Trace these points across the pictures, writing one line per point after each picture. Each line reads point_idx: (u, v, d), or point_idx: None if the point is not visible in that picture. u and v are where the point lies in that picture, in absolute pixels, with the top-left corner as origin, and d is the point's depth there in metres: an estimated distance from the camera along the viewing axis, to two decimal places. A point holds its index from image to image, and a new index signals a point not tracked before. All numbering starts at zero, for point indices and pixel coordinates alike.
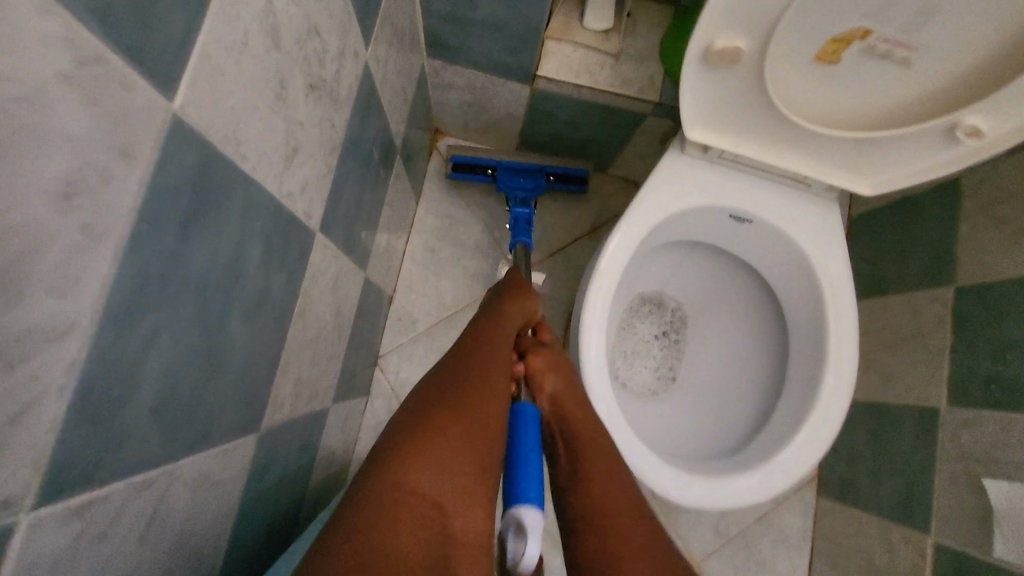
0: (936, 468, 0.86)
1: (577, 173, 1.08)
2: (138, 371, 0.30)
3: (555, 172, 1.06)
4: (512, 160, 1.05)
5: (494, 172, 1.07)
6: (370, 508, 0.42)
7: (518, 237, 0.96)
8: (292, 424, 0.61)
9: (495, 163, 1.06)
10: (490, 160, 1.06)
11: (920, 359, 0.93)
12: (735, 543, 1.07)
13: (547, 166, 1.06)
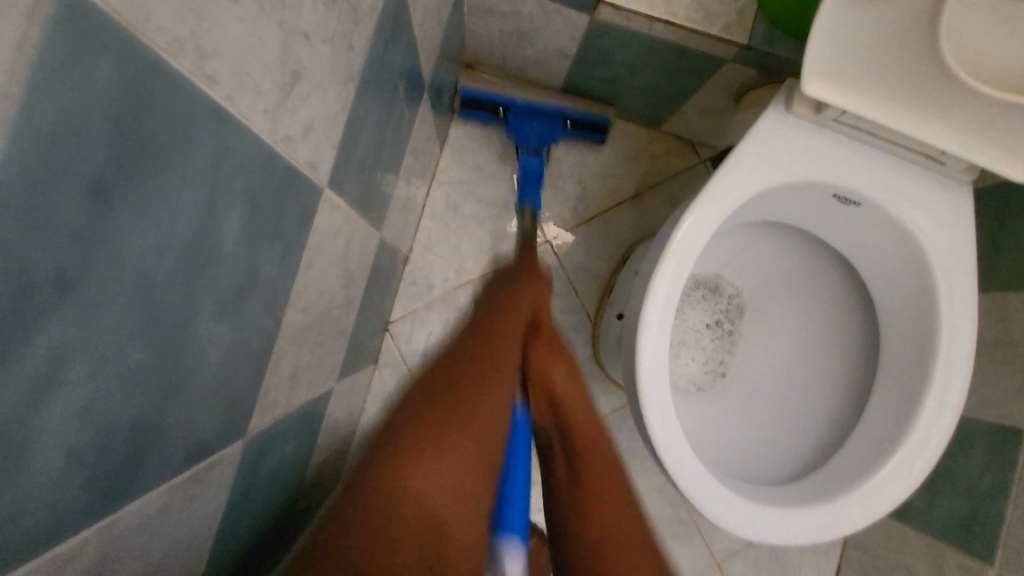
0: (1012, 496, 0.74)
1: (596, 122, 0.94)
2: (33, 419, 0.20)
3: (574, 119, 0.93)
4: (526, 100, 0.92)
5: (505, 112, 0.93)
6: (375, 505, 0.44)
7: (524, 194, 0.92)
8: (287, 416, 0.51)
9: (507, 103, 0.92)
10: (501, 98, 0.92)
11: (1002, 371, 0.80)
12: (761, 545, 0.99)
13: (567, 110, 0.93)
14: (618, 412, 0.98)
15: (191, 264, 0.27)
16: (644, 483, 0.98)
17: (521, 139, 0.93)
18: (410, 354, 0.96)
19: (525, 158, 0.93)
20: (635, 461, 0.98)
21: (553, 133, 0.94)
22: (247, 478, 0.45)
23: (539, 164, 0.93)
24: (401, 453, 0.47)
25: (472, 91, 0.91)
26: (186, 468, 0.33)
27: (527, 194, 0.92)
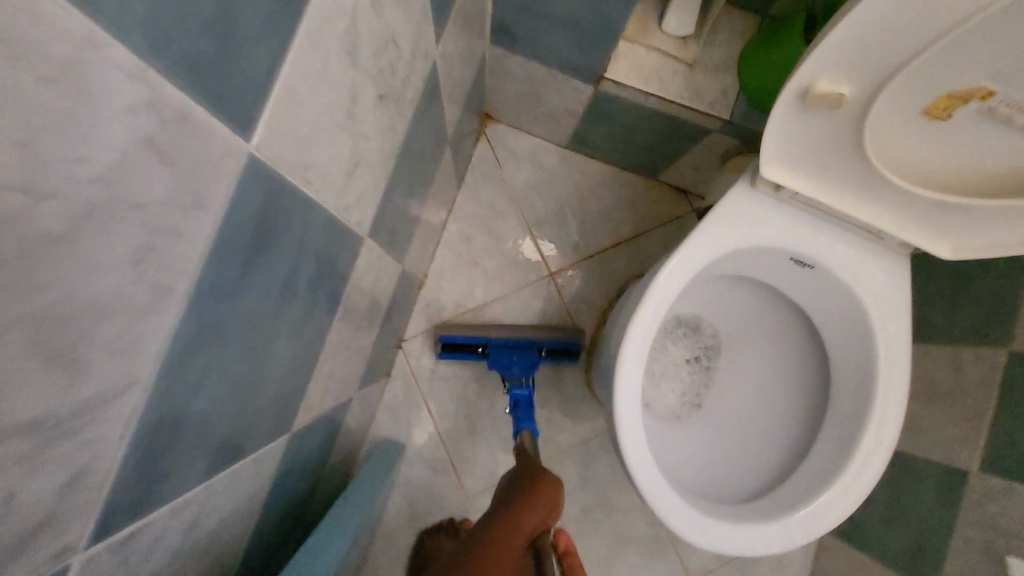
0: (956, 531, 0.82)
1: (569, 346, 1.03)
2: (190, 411, 0.30)
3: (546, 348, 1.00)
4: (503, 339, 0.99)
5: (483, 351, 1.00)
6: None
7: (522, 423, 0.89)
8: (318, 417, 0.61)
9: (485, 342, 0.99)
10: (479, 338, 1.00)
11: (954, 417, 0.89)
12: (732, 566, 1.07)
13: (541, 343, 1.00)
14: (606, 434, 1.08)
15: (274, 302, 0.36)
16: (626, 498, 1.07)
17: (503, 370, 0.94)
18: (419, 370, 1.07)
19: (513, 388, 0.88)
20: (618, 480, 1.07)
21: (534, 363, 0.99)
22: (286, 468, 0.55)
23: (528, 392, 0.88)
24: None
25: (449, 339, 1.00)
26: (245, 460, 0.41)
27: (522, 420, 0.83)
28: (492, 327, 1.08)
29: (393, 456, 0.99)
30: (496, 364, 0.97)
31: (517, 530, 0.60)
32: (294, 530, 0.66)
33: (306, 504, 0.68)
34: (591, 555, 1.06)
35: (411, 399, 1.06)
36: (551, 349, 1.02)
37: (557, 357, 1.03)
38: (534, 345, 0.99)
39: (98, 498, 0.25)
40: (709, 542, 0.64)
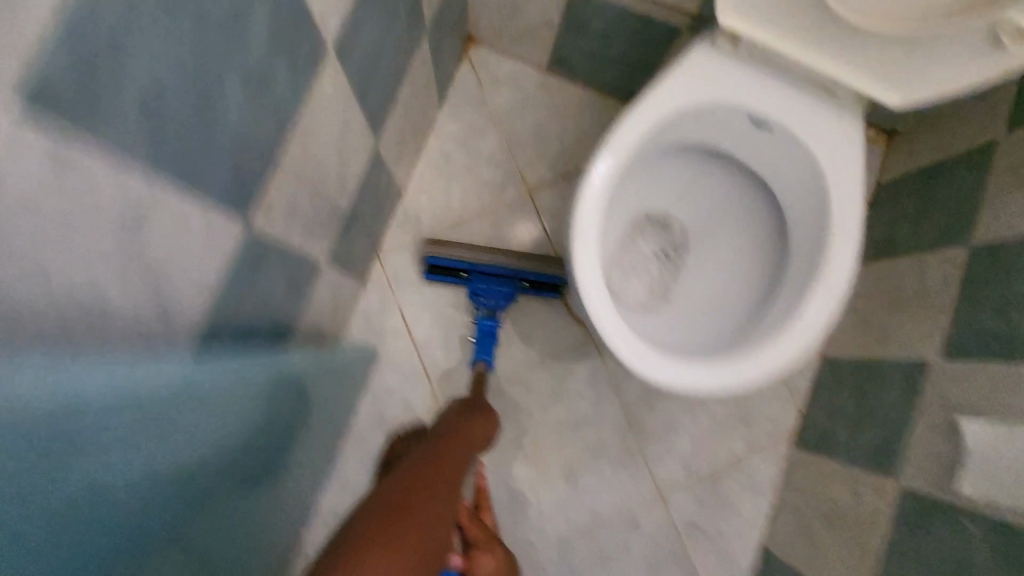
0: (917, 418, 0.83)
1: (552, 280, 1.02)
2: (126, 53, 0.32)
3: (529, 280, 1.02)
4: (487, 265, 1.01)
5: (467, 275, 1.02)
6: (370, 532, 0.56)
7: (478, 354, 1.00)
8: (277, 244, 0.63)
9: (469, 268, 1.02)
10: (463, 263, 1.02)
11: (917, 317, 0.91)
12: (703, 481, 1.07)
13: (524, 273, 1.02)
14: (580, 349, 1.09)
15: (222, 13, 0.38)
16: (597, 411, 1.08)
17: (481, 301, 1.00)
18: (396, 280, 1.07)
19: (480, 320, 1.01)
20: (590, 392, 1.08)
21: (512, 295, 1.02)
22: (240, 275, 0.56)
23: (494, 324, 1.00)
24: (378, 525, 0.58)
25: (439, 262, 1.02)
26: (195, 196, 0.43)
27: (481, 351, 1.00)
28: (469, 241, 1.09)
29: (353, 365, 0.99)
30: (476, 293, 1.02)
31: (456, 455, 0.77)
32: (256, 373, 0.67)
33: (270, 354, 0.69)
34: (561, 466, 1.07)
35: (385, 309, 1.06)
36: (535, 280, 1.03)
37: (540, 289, 1.03)
38: (516, 277, 1.01)
39: (23, 54, 0.27)
40: (666, 384, 0.66)
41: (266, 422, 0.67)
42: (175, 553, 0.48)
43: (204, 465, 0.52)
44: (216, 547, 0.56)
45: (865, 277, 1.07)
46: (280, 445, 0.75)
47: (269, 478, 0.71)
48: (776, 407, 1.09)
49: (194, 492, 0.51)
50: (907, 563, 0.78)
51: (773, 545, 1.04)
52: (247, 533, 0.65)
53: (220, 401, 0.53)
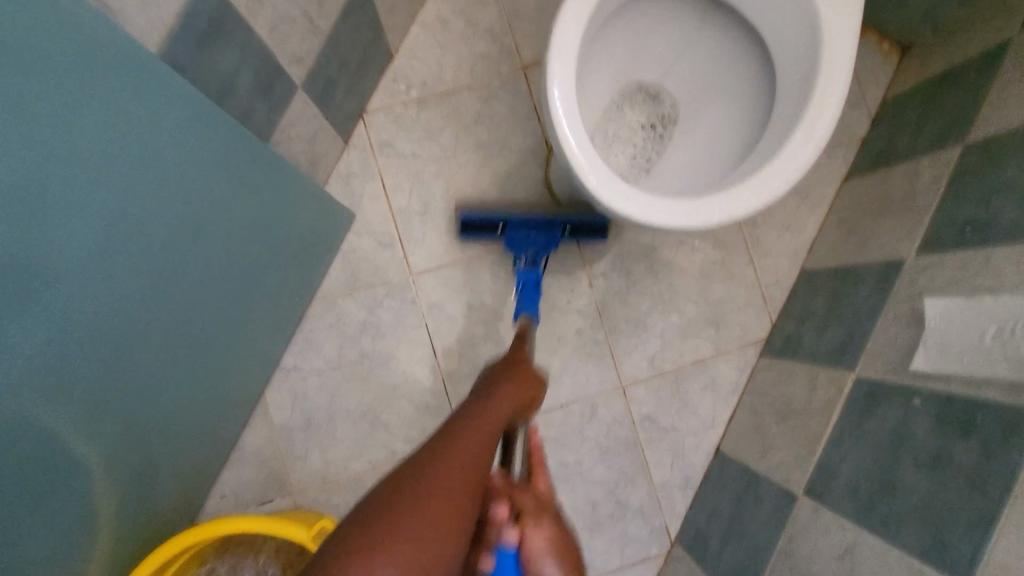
0: (884, 311, 0.82)
1: (591, 226, 1.00)
2: None
3: (568, 228, 0.99)
4: (524, 217, 0.98)
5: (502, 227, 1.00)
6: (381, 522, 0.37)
7: (522, 306, 0.95)
8: (234, 23, 0.62)
9: (504, 220, 0.99)
10: (499, 216, 0.99)
11: (900, 219, 0.90)
12: (666, 378, 1.08)
13: (566, 218, 0.99)
14: None
15: None
16: (570, 299, 1.07)
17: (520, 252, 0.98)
18: (379, 144, 1.05)
19: (522, 272, 0.96)
20: (564, 279, 1.07)
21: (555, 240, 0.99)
22: (184, 27, 0.56)
23: (537, 277, 0.96)
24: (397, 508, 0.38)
25: (473, 215, 0.99)
26: None
27: (524, 305, 0.95)
28: (457, 112, 1.06)
29: (319, 226, 0.95)
30: (515, 244, 0.99)
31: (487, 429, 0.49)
32: (219, 196, 0.69)
33: (236, 177, 0.71)
34: None
35: (365, 171, 1.04)
36: (578, 225, 1.00)
37: (584, 232, 1.01)
38: (558, 222, 0.98)
39: None
40: (626, 209, 0.65)
41: (221, 196, 0.69)
42: (74, 225, 0.51)
43: (134, 170, 0.55)
44: (109, 390, 0.63)
45: (856, 189, 1.05)
46: (241, 239, 0.77)
47: (219, 257, 0.74)
48: (747, 314, 1.09)
49: (112, 189, 0.53)
50: (854, 440, 0.76)
51: (728, 446, 1.04)
52: (179, 288, 0.69)
53: (153, 120, 0.55)
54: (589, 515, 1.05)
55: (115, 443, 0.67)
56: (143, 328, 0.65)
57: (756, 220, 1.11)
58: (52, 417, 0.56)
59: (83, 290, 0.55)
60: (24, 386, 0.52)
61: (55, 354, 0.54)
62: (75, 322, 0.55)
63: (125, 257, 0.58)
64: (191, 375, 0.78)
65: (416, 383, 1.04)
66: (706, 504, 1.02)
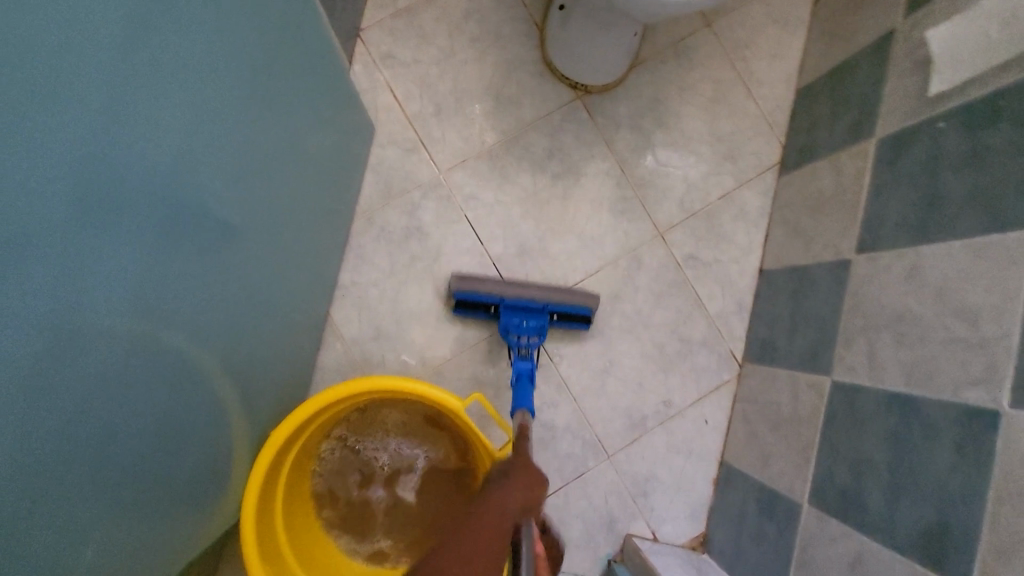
0: (889, 78, 0.89)
1: (582, 312, 1.03)
2: None
3: (559, 313, 1.02)
4: (516, 299, 1.00)
5: (496, 309, 1.02)
6: None
7: (516, 398, 0.87)
8: None
9: (497, 301, 1.01)
10: (492, 298, 1.01)
11: (881, 2, 0.96)
12: (699, 218, 1.14)
13: (552, 305, 1.02)
14: (567, 107, 1.12)
15: None
16: (594, 165, 1.12)
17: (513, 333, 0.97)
18: (382, 59, 1.08)
19: (517, 361, 0.91)
20: (583, 147, 1.12)
21: (541, 328, 1.00)
22: None
23: (530, 366, 0.91)
24: None
25: (467, 296, 1.01)
26: None
27: (519, 397, 0.87)
28: (447, 13, 1.10)
29: (353, 132, 0.99)
30: (507, 326, 0.99)
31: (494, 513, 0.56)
32: (280, 80, 0.67)
33: (297, 55, 0.70)
34: (564, 221, 1.11)
35: (375, 87, 1.08)
36: (563, 313, 1.02)
37: (569, 320, 1.03)
38: (546, 309, 1.01)
39: None
40: None
41: (211, 120, 0.54)
42: (166, 114, 0.48)
43: (75, 133, 0.40)
44: (204, 313, 0.62)
45: (832, 0, 1.11)
46: (251, 161, 0.64)
47: (238, 207, 0.64)
48: (758, 142, 1.16)
49: (190, 69, 0.49)
50: (891, 188, 0.83)
51: (770, 263, 1.11)
52: (178, 262, 0.55)
53: (93, 50, 0.39)
54: (659, 358, 1.11)
55: (216, 341, 0.67)
56: (124, 347, 0.50)
57: (747, 55, 1.17)
58: (159, 335, 0.55)
59: (185, 210, 0.54)
60: (139, 316, 0.51)
61: (163, 282, 0.53)
62: (171, 232, 0.52)
63: (165, 201, 0.50)
64: (274, 277, 0.80)
65: (469, 273, 1.08)
66: (763, 318, 1.09)
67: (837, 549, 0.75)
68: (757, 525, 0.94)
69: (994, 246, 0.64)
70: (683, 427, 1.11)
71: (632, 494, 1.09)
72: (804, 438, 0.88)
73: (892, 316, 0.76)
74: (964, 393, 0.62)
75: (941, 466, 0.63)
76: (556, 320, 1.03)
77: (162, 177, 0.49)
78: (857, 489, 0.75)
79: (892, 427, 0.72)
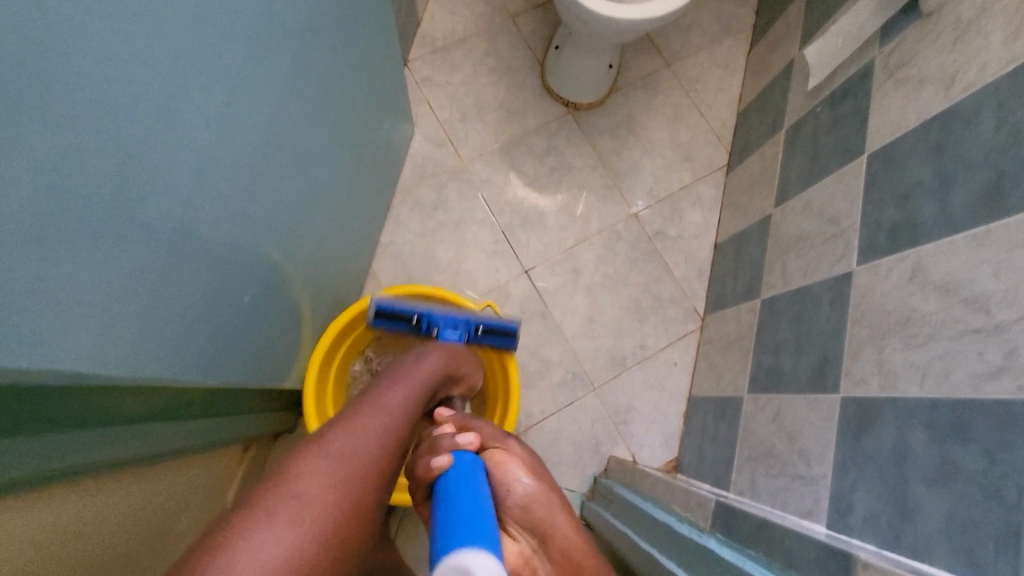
0: (792, 89, 1.23)
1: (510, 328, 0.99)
2: None
3: (485, 326, 0.98)
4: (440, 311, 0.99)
5: (417, 321, 0.99)
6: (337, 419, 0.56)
7: None
8: None
9: (419, 313, 0.99)
10: (414, 309, 0.99)
11: (786, 45, 1.33)
12: (663, 203, 1.44)
13: (478, 319, 0.99)
14: (561, 119, 1.47)
15: None
16: (581, 161, 1.45)
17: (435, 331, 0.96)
18: (423, 81, 1.45)
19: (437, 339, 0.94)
20: (573, 148, 1.45)
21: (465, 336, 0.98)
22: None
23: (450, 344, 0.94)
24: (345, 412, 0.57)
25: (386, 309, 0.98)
26: None
27: None
28: (473, 51, 1.48)
29: (402, 125, 1.32)
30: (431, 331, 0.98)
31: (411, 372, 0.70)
32: (363, 70, 0.95)
33: (378, 58, 1.00)
34: (558, 200, 1.42)
35: (417, 100, 1.43)
36: (491, 328, 0.99)
37: (497, 336, 0.99)
38: (471, 321, 0.99)
39: None
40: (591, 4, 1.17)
41: (305, 117, 0.75)
42: (292, 110, 0.71)
43: (242, 124, 0.59)
44: (275, 260, 0.81)
45: (759, 49, 1.50)
46: (297, 92, 0.71)
47: (315, 182, 0.87)
48: (709, 149, 1.49)
49: (309, 82, 0.73)
50: (793, 158, 1.13)
51: (721, 237, 1.40)
52: (250, 236, 0.70)
53: (274, 67, 0.63)
54: (635, 310, 1.37)
55: (275, 287, 0.85)
56: (223, 274, 0.67)
57: (698, 88, 1.53)
58: (242, 271, 0.72)
59: (285, 179, 0.75)
60: (239, 251, 0.69)
61: (259, 230, 0.72)
62: (274, 195, 0.73)
63: (279, 172, 0.72)
64: (344, 219, 1.07)
65: (484, 237, 1.37)
66: (717, 277, 1.36)
67: (765, 410, 0.97)
68: (714, 429, 1.15)
69: (848, 172, 0.93)
70: (655, 367, 1.34)
71: (614, 422, 1.30)
72: (745, 349, 1.12)
73: (794, 239, 1.04)
74: (834, 268, 0.89)
75: (823, 320, 0.88)
76: (485, 336, 1.00)
77: (280, 153, 0.71)
78: (777, 364, 0.98)
79: (796, 311, 0.96)
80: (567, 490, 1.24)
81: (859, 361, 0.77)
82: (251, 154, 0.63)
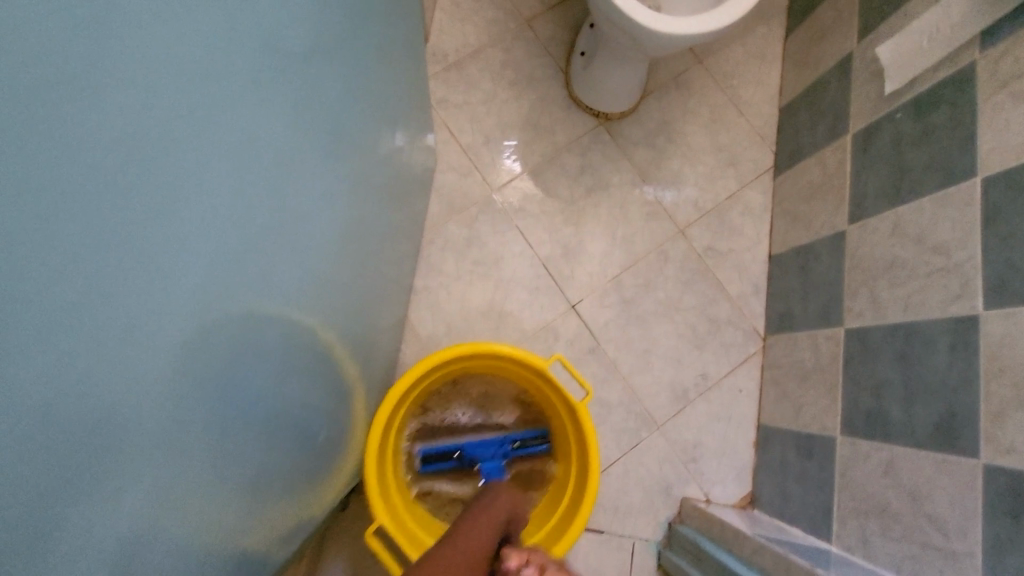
0: (854, 87, 1.11)
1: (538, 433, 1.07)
2: None
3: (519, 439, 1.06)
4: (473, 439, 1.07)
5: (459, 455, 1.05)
6: None
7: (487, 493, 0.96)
8: None
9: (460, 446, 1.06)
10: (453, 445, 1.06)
11: (838, 33, 1.21)
12: (711, 215, 1.34)
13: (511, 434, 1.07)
14: (593, 132, 1.34)
15: None
16: (618, 177, 1.33)
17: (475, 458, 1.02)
18: (439, 103, 1.31)
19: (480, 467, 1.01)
20: (609, 165, 1.33)
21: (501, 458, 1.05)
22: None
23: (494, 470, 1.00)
24: None
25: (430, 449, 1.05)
26: None
27: None
28: (488, 64, 1.34)
29: (425, 161, 1.19)
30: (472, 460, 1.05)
31: None
32: (379, 119, 0.82)
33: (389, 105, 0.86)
34: (599, 224, 1.30)
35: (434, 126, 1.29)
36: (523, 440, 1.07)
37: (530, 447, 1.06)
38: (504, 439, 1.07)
39: None
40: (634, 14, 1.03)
41: (348, 204, 0.72)
42: (341, 201, 0.68)
43: (302, 216, 0.55)
44: (322, 356, 0.77)
45: (799, 36, 1.37)
46: (343, 178, 0.67)
47: (356, 264, 0.82)
48: (753, 151, 1.38)
49: (353, 168, 0.71)
50: (869, 169, 1.02)
51: (777, 248, 1.30)
52: (299, 341, 0.65)
53: (331, 160, 0.61)
54: (692, 336, 1.28)
55: (327, 378, 0.82)
56: (264, 386, 0.60)
57: (734, 83, 1.41)
58: (285, 378, 0.66)
59: (333, 272, 0.71)
60: (287, 356, 0.63)
61: (307, 331, 0.67)
62: (323, 291, 0.68)
63: (328, 267, 0.68)
64: (375, 282, 0.95)
65: (524, 273, 1.26)
66: (777, 294, 1.26)
67: (872, 460, 0.89)
68: (799, 468, 1.07)
69: (954, 195, 0.83)
70: (720, 397, 1.26)
71: (683, 461, 1.22)
72: (829, 382, 1.04)
73: (886, 265, 0.94)
74: (950, 308, 0.80)
75: (943, 367, 0.79)
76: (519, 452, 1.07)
77: (330, 247, 0.67)
78: (880, 408, 0.90)
79: (900, 350, 0.88)
80: (642, 540, 1.17)
81: (1003, 425, 0.69)
82: (308, 248, 0.58)
